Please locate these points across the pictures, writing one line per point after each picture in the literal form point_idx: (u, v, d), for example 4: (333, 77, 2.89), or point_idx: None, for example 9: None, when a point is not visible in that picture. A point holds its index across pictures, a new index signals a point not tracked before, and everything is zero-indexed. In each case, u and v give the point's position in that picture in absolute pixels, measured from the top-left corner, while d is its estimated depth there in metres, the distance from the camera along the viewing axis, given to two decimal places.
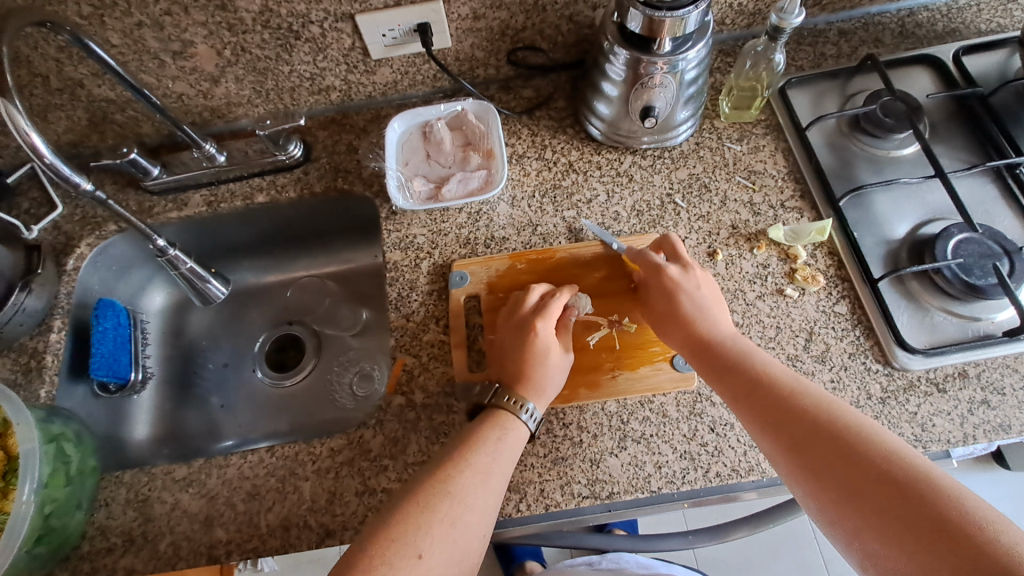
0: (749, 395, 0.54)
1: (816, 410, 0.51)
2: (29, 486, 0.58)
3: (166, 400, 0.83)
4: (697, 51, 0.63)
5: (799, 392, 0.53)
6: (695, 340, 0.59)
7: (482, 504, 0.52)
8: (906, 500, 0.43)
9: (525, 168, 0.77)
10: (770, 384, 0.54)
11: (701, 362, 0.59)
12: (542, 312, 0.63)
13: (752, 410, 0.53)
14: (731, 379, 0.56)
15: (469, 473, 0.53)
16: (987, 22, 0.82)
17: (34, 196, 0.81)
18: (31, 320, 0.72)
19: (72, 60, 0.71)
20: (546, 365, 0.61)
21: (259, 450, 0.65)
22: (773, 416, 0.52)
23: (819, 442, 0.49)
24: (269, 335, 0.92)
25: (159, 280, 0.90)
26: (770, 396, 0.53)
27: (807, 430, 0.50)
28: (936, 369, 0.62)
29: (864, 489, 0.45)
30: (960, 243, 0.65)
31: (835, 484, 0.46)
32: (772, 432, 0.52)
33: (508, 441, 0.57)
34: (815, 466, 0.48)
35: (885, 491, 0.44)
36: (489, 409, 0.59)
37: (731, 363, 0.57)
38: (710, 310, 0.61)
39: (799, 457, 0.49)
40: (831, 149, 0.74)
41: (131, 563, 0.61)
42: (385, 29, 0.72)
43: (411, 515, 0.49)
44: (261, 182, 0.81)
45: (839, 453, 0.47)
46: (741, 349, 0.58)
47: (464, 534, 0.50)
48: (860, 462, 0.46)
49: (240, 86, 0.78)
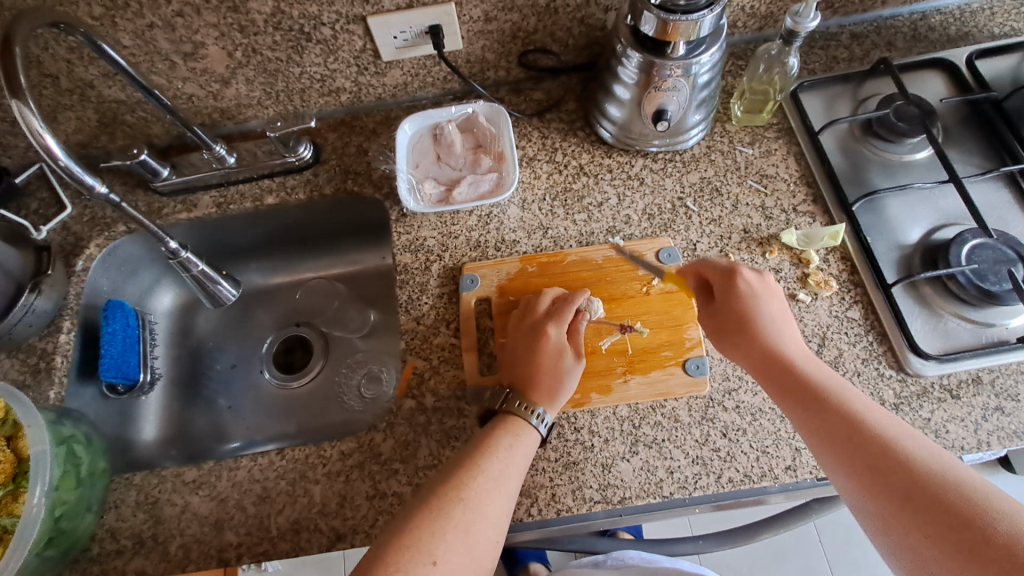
0: (815, 408, 0.51)
1: (885, 432, 0.48)
2: (40, 488, 0.58)
3: (175, 402, 0.83)
4: (711, 54, 0.63)
5: (870, 411, 0.50)
6: (761, 352, 0.57)
7: (496, 510, 0.52)
8: (971, 529, 0.41)
9: (535, 171, 0.77)
10: (838, 400, 0.51)
11: (766, 372, 0.56)
12: (553, 317, 0.63)
13: (814, 423, 0.51)
14: (794, 391, 0.53)
15: (482, 479, 0.53)
16: (1000, 26, 0.81)
17: (43, 196, 0.81)
18: (40, 321, 0.72)
19: (83, 61, 0.71)
20: (558, 369, 0.61)
21: (269, 452, 0.65)
22: (839, 432, 0.49)
23: (885, 463, 0.46)
24: (278, 336, 0.91)
25: (167, 280, 0.90)
26: (836, 411, 0.50)
27: (875, 450, 0.47)
28: (950, 375, 0.62)
29: (931, 514, 0.43)
30: (974, 248, 0.65)
31: (898, 506, 0.44)
32: (834, 447, 0.49)
33: (520, 446, 0.57)
34: (878, 486, 0.46)
35: (951, 518, 0.42)
36: (500, 414, 0.59)
37: (797, 374, 0.54)
38: (780, 325, 0.59)
39: (862, 477, 0.47)
40: (844, 153, 0.74)
41: (141, 565, 0.61)
42: (396, 31, 0.71)
43: (424, 521, 0.49)
44: (271, 183, 0.81)
45: (908, 476, 0.45)
46: (811, 364, 0.55)
47: (478, 540, 0.50)
48: (929, 487, 0.44)
49: (250, 87, 0.78)
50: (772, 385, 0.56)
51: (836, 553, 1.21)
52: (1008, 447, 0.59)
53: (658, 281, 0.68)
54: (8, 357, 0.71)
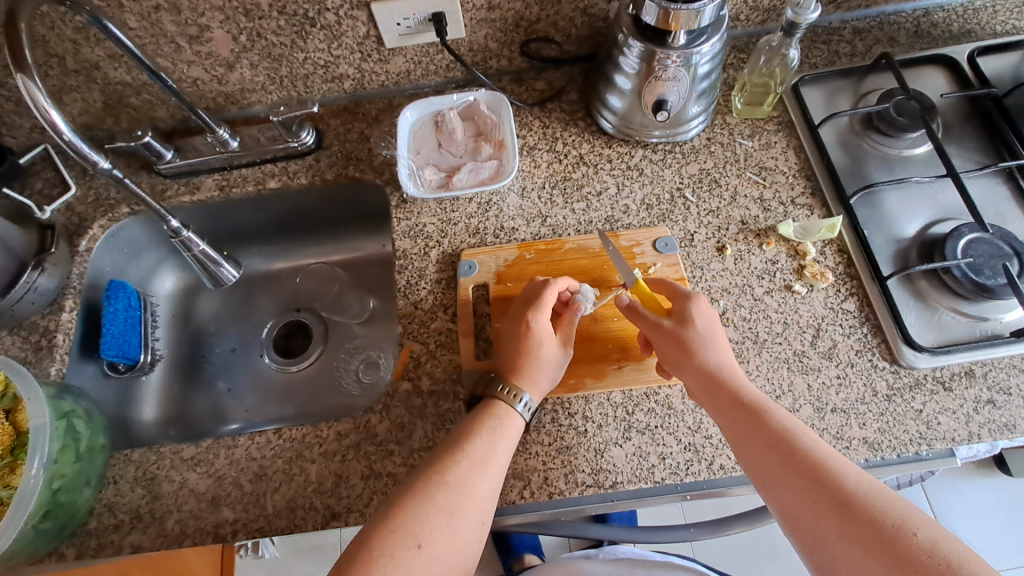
0: (751, 428, 0.52)
1: (814, 448, 0.49)
2: (38, 461, 0.59)
3: (175, 383, 0.84)
4: (712, 45, 0.63)
5: (798, 427, 0.51)
6: (700, 372, 0.57)
7: (481, 494, 0.52)
8: (897, 539, 0.42)
9: (536, 160, 0.77)
10: (769, 417, 0.52)
11: (704, 391, 0.56)
12: (540, 303, 0.63)
13: (748, 441, 0.52)
14: (733, 409, 0.54)
15: (466, 462, 0.53)
16: (1002, 24, 0.81)
17: (47, 176, 0.82)
18: (42, 299, 0.73)
19: (89, 42, 0.72)
20: (537, 356, 0.61)
21: (266, 432, 0.65)
22: (772, 450, 0.50)
23: (815, 478, 0.47)
24: (278, 321, 0.92)
25: (169, 264, 0.91)
26: (769, 429, 0.51)
27: (808, 469, 0.48)
28: (943, 368, 0.62)
29: (859, 526, 0.43)
30: (970, 243, 0.65)
31: (829, 521, 0.45)
32: (768, 464, 0.50)
33: (505, 431, 0.57)
34: (808, 503, 0.46)
35: (877, 530, 0.43)
36: (485, 399, 0.60)
37: (731, 394, 0.54)
38: (717, 347, 0.59)
39: (793, 493, 0.47)
40: (843, 147, 0.74)
41: (138, 540, 0.62)
42: (400, 18, 0.72)
43: (410, 505, 0.50)
44: (274, 168, 0.81)
45: (836, 490, 0.46)
46: (742, 382, 0.56)
47: (464, 522, 0.50)
48: (856, 501, 0.45)
49: (255, 72, 0.79)
50: (708, 404, 0.56)
51: None
52: (999, 440, 0.60)
53: (653, 269, 0.68)
54: (10, 334, 0.72)
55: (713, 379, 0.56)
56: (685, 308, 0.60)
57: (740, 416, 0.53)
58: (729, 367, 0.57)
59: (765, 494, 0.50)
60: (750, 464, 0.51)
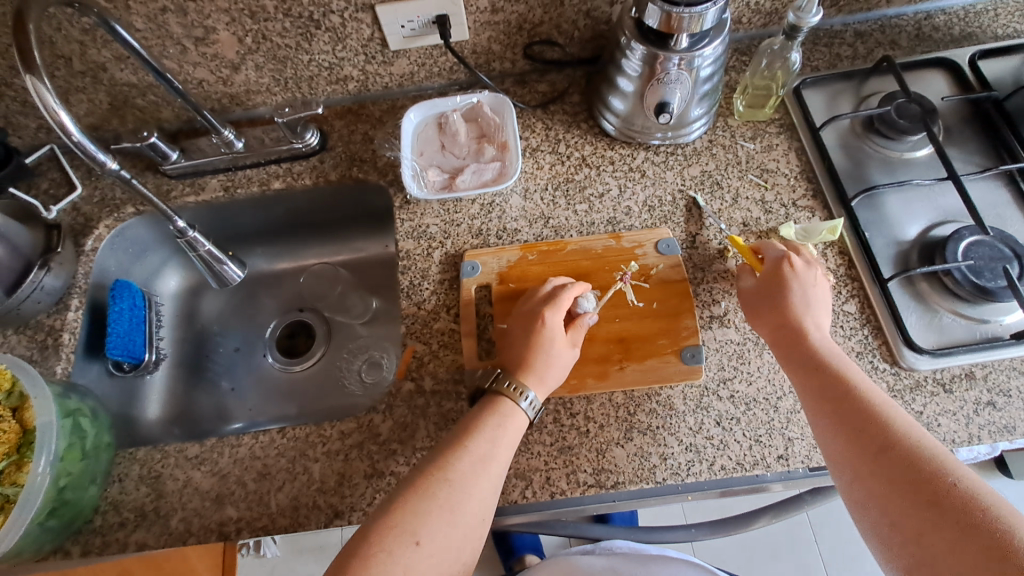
0: (816, 382, 0.56)
1: (896, 420, 0.51)
2: (45, 459, 0.59)
3: (179, 382, 0.84)
4: (714, 47, 0.64)
5: (887, 401, 0.53)
6: (790, 342, 0.60)
7: (481, 492, 0.52)
8: (962, 510, 0.44)
9: (538, 161, 0.78)
10: (852, 386, 0.54)
11: (789, 358, 0.59)
12: (550, 302, 0.64)
13: (823, 406, 0.54)
14: (802, 364, 0.58)
15: (467, 461, 0.53)
16: (1004, 27, 0.82)
17: (53, 177, 0.83)
18: (48, 299, 0.74)
19: (96, 43, 0.72)
20: (548, 353, 0.61)
21: (270, 430, 0.66)
22: (849, 417, 0.52)
23: (885, 446, 0.49)
24: (281, 321, 0.93)
25: (174, 264, 0.92)
26: (832, 383, 0.55)
27: (867, 424, 0.51)
28: (943, 370, 0.63)
29: (921, 493, 0.46)
30: (971, 246, 0.65)
31: (892, 484, 0.48)
32: (837, 429, 0.53)
33: (507, 428, 0.57)
34: (862, 454, 0.50)
35: (940, 499, 0.45)
36: (488, 395, 0.60)
37: (806, 351, 0.58)
38: (814, 308, 0.62)
39: (847, 443, 0.51)
40: (845, 150, 0.74)
41: (142, 537, 0.62)
42: (404, 21, 0.73)
43: (410, 504, 0.50)
44: (278, 169, 0.82)
45: (906, 460, 0.48)
46: (836, 352, 0.58)
47: (463, 520, 0.51)
48: (911, 457, 0.48)
49: (260, 74, 0.79)
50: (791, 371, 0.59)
51: (831, 549, 1.21)
52: (999, 442, 0.60)
53: (655, 270, 0.69)
54: (16, 333, 0.72)
55: (792, 337, 0.60)
56: (776, 279, 0.62)
57: (807, 370, 0.57)
58: (826, 339, 0.59)
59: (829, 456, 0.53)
60: (821, 427, 0.54)
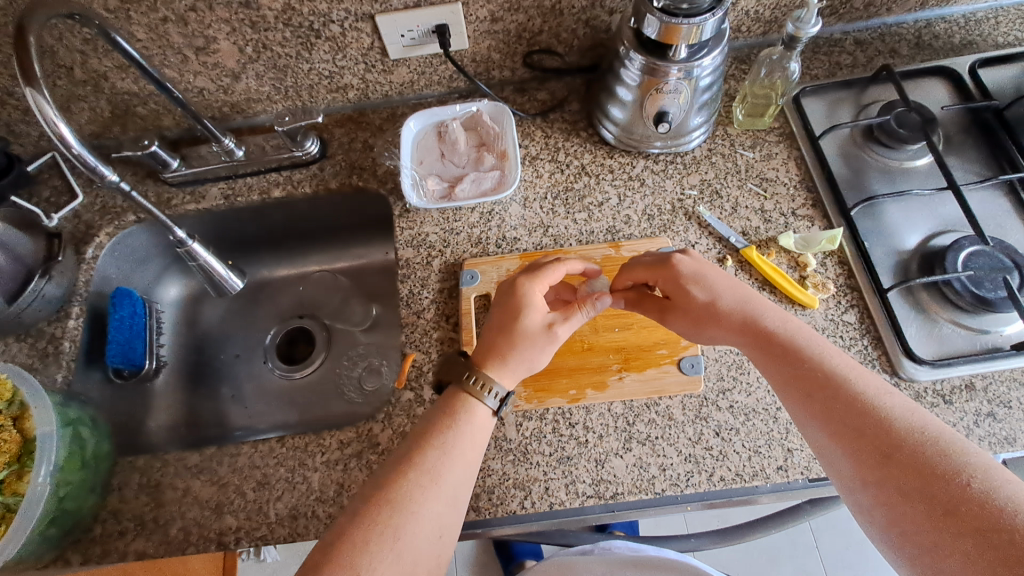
0: (793, 372, 0.53)
1: (864, 393, 0.49)
2: (45, 468, 0.59)
3: (179, 389, 0.85)
4: (713, 58, 0.64)
5: (850, 371, 0.51)
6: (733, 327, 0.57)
7: (432, 511, 0.49)
8: (943, 487, 0.41)
9: (538, 170, 0.78)
10: (816, 362, 0.52)
11: (744, 342, 0.57)
12: (530, 274, 0.61)
13: (790, 387, 0.52)
14: (771, 353, 0.55)
15: (413, 478, 0.50)
16: (1004, 35, 0.82)
17: (55, 185, 0.83)
18: (50, 307, 0.74)
19: (97, 52, 0.73)
20: (518, 333, 0.58)
21: (270, 440, 0.66)
22: (816, 398, 0.50)
23: (858, 423, 0.47)
24: (281, 328, 0.93)
25: (174, 271, 0.92)
26: (812, 371, 0.51)
27: (849, 408, 0.48)
28: (943, 381, 0.62)
29: (902, 472, 0.44)
30: (971, 255, 0.65)
31: (872, 465, 0.45)
32: (809, 409, 0.50)
33: (460, 437, 0.53)
34: (846, 441, 0.47)
35: (922, 476, 0.43)
36: (443, 400, 0.56)
37: (771, 340, 0.55)
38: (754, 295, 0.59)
39: (833, 431, 0.48)
40: (844, 159, 0.74)
41: (142, 547, 0.62)
42: (404, 30, 0.73)
43: (353, 531, 0.47)
44: (278, 177, 0.82)
45: (882, 436, 0.46)
46: (789, 330, 0.56)
47: (413, 544, 0.47)
48: (899, 438, 0.45)
49: (260, 82, 0.80)
50: (753, 356, 0.57)
51: (831, 553, 1.21)
52: (1000, 453, 0.60)
53: None
54: (17, 341, 0.73)
55: (752, 329, 0.56)
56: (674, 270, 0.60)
57: (779, 360, 0.54)
58: (774, 319, 0.56)
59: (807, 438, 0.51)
60: (795, 412, 0.52)
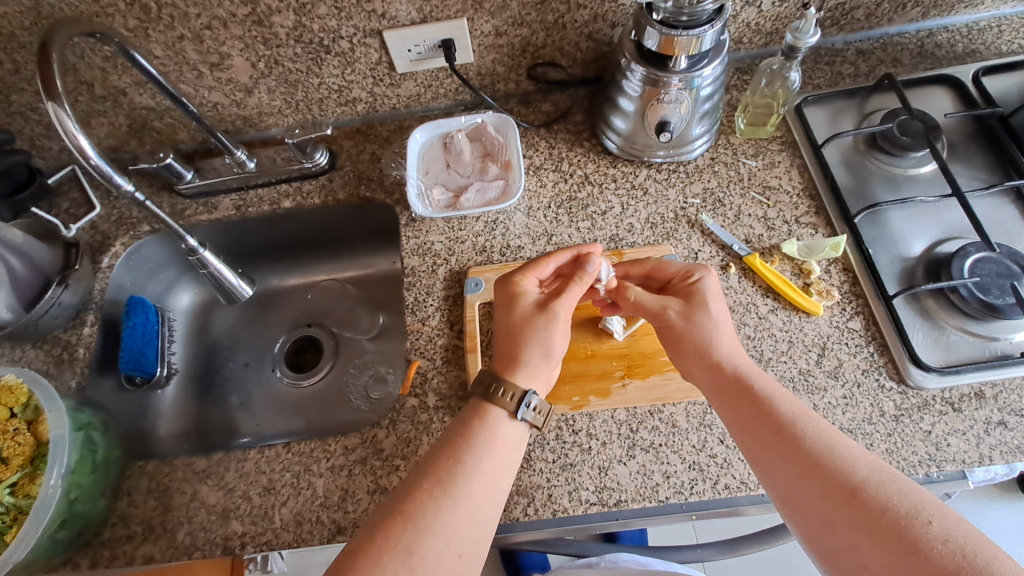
0: (754, 415, 0.52)
1: (823, 436, 0.48)
2: (57, 471, 0.60)
3: (189, 396, 0.86)
4: (713, 68, 0.65)
5: (808, 413, 0.51)
6: (701, 361, 0.57)
7: (448, 524, 0.48)
8: (906, 529, 0.41)
9: (542, 179, 0.79)
10: (776, 405, 0.52)
11: (710, 380, 0.56)
12: (522, 271, 0.64)
13: (752, 429, 0.52)
14: (736, 395, 0.54)
15: (428, 489, 0.50)
16: (1008, 43, 0.82)
17: (74, 197, 0.86)
18: (65, 314, 0.76)
19: (117, 69, 0.76)
20: (516, 322, 0.60)
21: (276, 445, 0.67)
22: (776, 436, 0.50)
23: (820, 466, 0.46)
24: (289, 336, 0.94)
25: (187, 280, 0.94)
26: (773, 416, 0.51)
27: (810, 457, 0.47)
28: (952, 389, 0.62)
29: (864, 516, 0.43)
30: (977, 262, 0.65)
31: (835, 510, 0.44)
32: (770, 452, 0.50)
33: (479, 447, 0.53)
34: (809, 489, 0.46)
35: (885, 520, 0.42)
36: (464, 414, 0.56)
37: (738, 381, 0.55)
38: (723, 331, 0.59)
39: (794, 479, 0.47)
40: (848, 166, 0.75)
41: (149, 551, 0.63)
42: (411, 45, 0.75)
43: (367, 545, 0.46)
44: (288, 188, 0.84)
45: (843, 479, 0.45)
46: (753, 371, 0.55)
47: (430, 559, 0.46)
48: (861, 489, 0.44)
49: (272, 97, 0.82)
50: (713, 391, 0.56)
51: None
52: (1012, 463, 0.59)
53: None
54: (34, 347, 0.75)
55: (720, 371, 0.56)
56: (697, 286, 0.60)
57: (743, 405, 0.53)
58: (737, 359, 0.57)
59: (765, 478, 0.49)
60: (751, 456, 0.51)
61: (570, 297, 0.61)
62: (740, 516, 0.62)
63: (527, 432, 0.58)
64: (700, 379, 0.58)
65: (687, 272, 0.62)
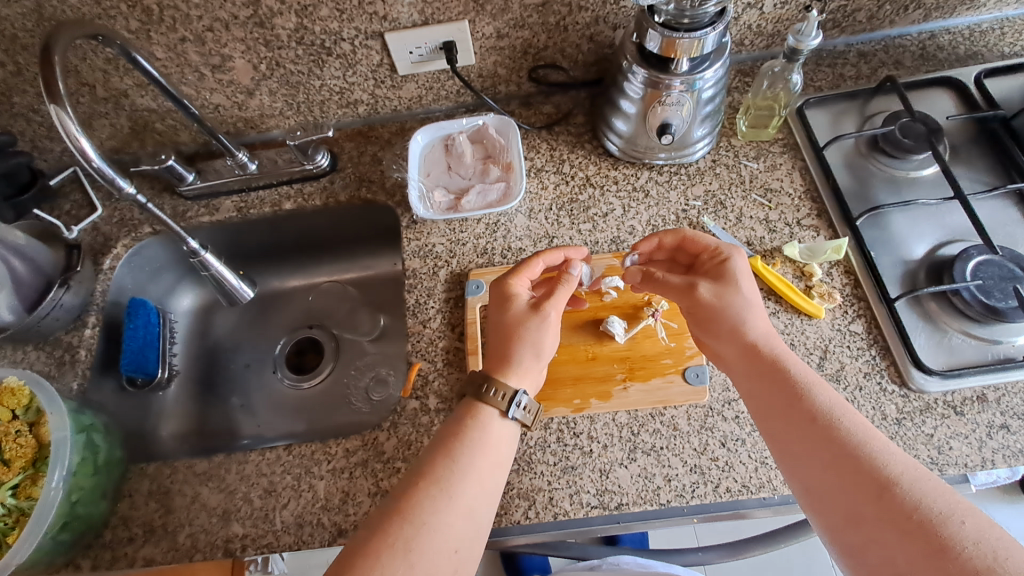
0: (788, 402, 0.52)
1: (857, 429, 0.48)
2: (58, 473, 0.60)
3: (189, 397, 0.86)
4: (715, 70, 0.65)
5: (844, 406, 0.50)
6: (734, 345, 0.57)
7: (444, 522, 0.48)
8: (936, 527, 0.41)
9: (543, 181, 0.79)
10: (811, 395, 0.51)
11: (744, 365, 0.56)
12: (515, 271, 0.64)
13: (785, 416, 0.51)
14: (771, 381, 0.54)
15: (426, 487, 0.49)
16: (1010, 45, 0.82)
17: (75, 198, 0.86)
18: (67, 316, 0.76)
19: (119, 71, 0.76)
20: (508, 321, 0.60)
21: (277, 448, 0.67)
22: (810, 425, 0.49)
23: (853, 457, 0.46)
24: (290, 338, 0.94)
25: (188, 282, 0.94)
26: (809, 404, 0.51)
27: (843, 449, 0.47)
28: (954, 393, 0.62)
29: (893, 510, 0.43)
30: (979, 265, 0.64)
31: (865, 502, 0.44)
32: (802, 440, 0.49)
33: (472, 446, 0.53)
34: (839, 480, 0.46)
35: (915, 516, 0.42)
36: (457, 413, 0.56)
37: (773, 368, 0.54)
38: (758, 318, 0.58)
39: (824, 469, 0.47)
40: (849, 169, 0.75)
41: (150, 553, 0.63)
42: (412, 47, 0.75)
43: (365, 544, 0.46)
44: (289, 190, 0.84)
45: (875, 473, 0.45)
46: (789, 359, 0.55)
47: (428, 556, 0.46)
48: (893, 484, 0.44)
49: (273, 98, 0.82)
50: (746, 376, 0.56)
51: None
52: (1014, 466, 0.59)
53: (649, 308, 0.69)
54: (36, 349, 0.75)
55: (755, 357, 0.56)
56: (726, 265, 0.61)
57: (778, 392, 0.53)
58: (773, 346, 0.56)
59: (796, 465, 0.49)
60: (783, 443, 0.51)
61: (559, 300, 0.61)
62: (743, 520, 0.62)
63: (518, 432, 0.58)
64: (733, 365, 0.58)
65: (717, 249, 0.63)
